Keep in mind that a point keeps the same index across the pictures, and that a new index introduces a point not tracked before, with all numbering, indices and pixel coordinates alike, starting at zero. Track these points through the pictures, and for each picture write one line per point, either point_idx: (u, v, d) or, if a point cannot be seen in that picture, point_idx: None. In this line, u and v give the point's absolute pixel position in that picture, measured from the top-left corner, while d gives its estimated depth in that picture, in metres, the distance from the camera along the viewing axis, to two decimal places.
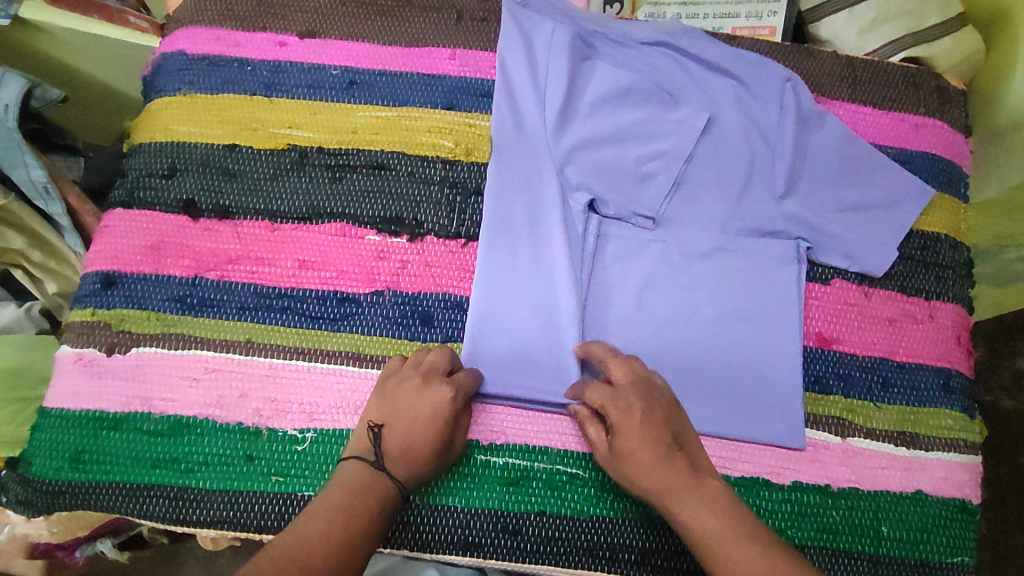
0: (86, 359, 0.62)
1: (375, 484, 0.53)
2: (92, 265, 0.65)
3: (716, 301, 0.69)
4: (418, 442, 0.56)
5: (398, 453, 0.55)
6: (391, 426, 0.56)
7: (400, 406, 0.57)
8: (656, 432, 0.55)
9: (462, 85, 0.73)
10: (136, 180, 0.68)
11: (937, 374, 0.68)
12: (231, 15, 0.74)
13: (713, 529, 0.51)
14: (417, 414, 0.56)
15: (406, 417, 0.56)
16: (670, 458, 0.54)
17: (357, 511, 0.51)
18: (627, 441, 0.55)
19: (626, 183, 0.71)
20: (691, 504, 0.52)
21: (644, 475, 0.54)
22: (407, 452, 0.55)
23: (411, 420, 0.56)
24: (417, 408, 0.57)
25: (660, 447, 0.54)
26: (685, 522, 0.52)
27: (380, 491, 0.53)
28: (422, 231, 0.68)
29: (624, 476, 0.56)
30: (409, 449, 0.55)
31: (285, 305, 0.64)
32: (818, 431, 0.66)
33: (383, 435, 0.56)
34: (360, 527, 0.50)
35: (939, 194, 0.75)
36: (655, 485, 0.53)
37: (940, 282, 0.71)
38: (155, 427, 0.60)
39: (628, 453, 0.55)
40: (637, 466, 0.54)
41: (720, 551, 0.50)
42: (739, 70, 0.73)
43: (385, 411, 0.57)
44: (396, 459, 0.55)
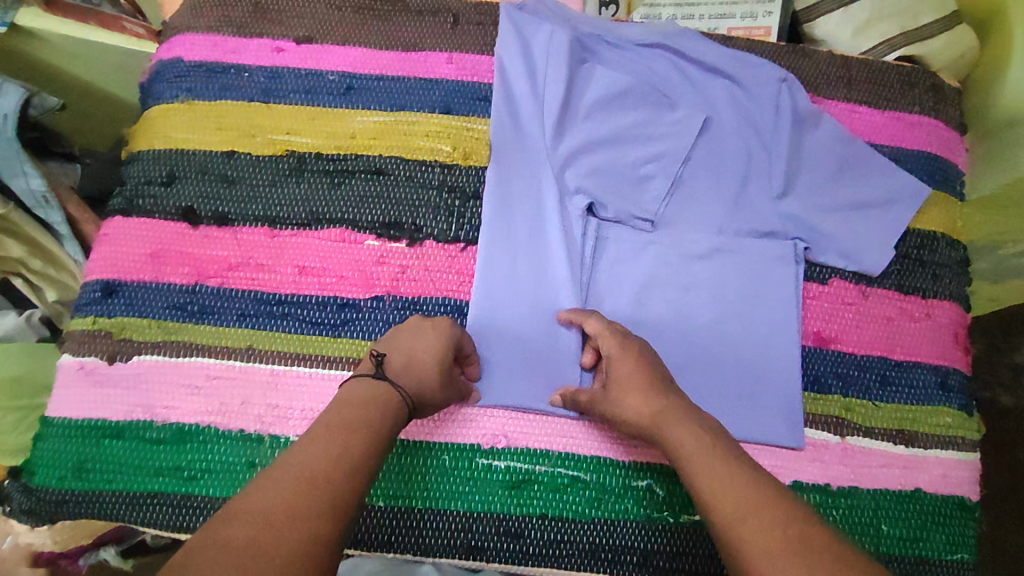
0: (88, 369, 0.61)
1: (376, 399, 0.52)
2: (92, 273, 0.65)
3: (714, 302, 0.69)
4: (419, 359, 0.56)
5: (399, 370, 0.55)
6: (392, 353, 0.57)
7: (401, 338, 0.58)
8: (646, 359, 0.58)
9: (459, 89, 0.73)
10: (134, 188, 0.67)
11: (934, 373, 0.69)
12: (228, 21, 0.74)
13: (693, 441, 0.51)
14: (417, 338, 0.58)
15: (407, 342, 0.57)
16: (662, 384, 0.56)
17: (355, 427, 0.50)
18: (621, 366, 0.58)
19: (624, 185, 0.71)
20: (677, 424, 0.53)
21: (633, 394, 0.56)
22: (409, 368, 0.55)
23: (412, 345, 0.57)
24: (418, 335, 0.58)
25: (651, 372, 0.57)
26: (670, 439, 0.52)
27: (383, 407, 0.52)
28: (421, 236, 0.68)
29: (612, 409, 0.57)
30: (410, 364, 0.56)
31: (285, 312, 0.64)
32: (817, 431, 0.66)
33: (384, 360, 0.56)
34: (366, 456, 0.48)
35: (934, 192, 0.75)
36: (643, 402, 0.55)
37: (936, 280, 0.72)
38: (158, 435, 0.60)
39: (622, 378, 0.57)
40: (630, 387, 0.56)
41: (697, 462, 0.50)
42: (733, 71, 0.74)
43: (386, 343, 0.58)
44: (397, 375, 0.55)
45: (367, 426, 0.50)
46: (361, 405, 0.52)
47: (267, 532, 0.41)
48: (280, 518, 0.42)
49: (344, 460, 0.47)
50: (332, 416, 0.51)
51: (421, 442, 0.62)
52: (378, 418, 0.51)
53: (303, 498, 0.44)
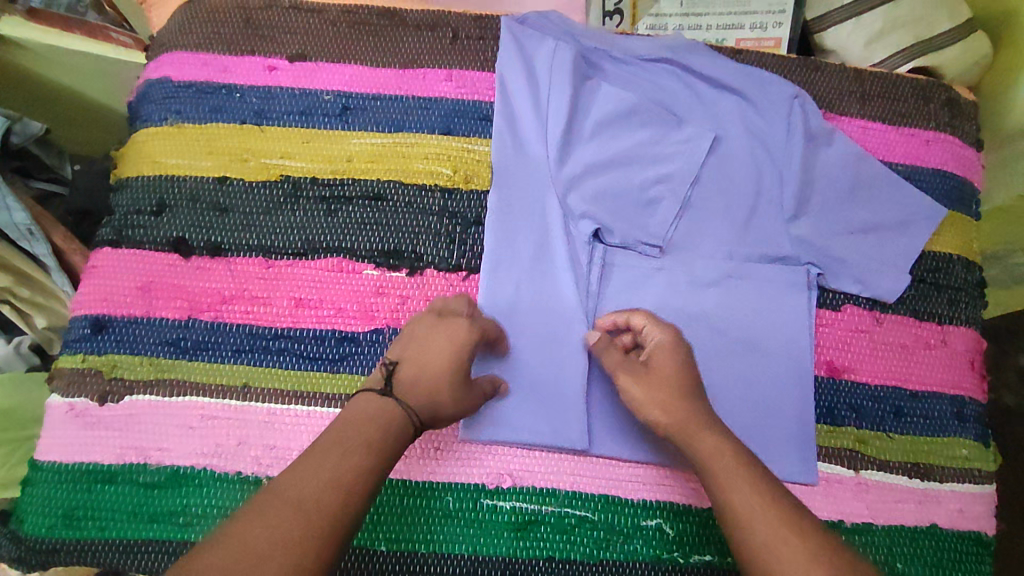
0: (77, 410, 0.59)
1: (374, 415, 0.51)
2: (80, 308, 0.62)
3: (724, 331, 0.67)
4: (427, 372, 0.54)
5: (408, 384, 0.53)
6: (402, 361, 0.54)
7: (412, 342, 0.55)
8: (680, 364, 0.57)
9: (459, 108, 0.71)
10: (123, 217, 0.65)
11: (950, 402, 0.67)
12: (217, 38, 0.71)
13: (717, 457, 0.52)
14: (428, 348, 0.55)
15: (417, 350, 0.55)
16: (694, 391, 0.56)
17: (354, 448, 0.48)
18: (661, 360, 0.58)
19: (632, 209, 0.69)
20: (703, 438, 0.53)
21: (671, 390, 0.56)
22: (417, 381, 0.53)
23: (422, 352, 0.55)
24: (428, 341, 0.55)
25: (687, 377, 0.57)
26: (696, 453, 0.53)
27: (384, 424, 0.51)
28: (421, 265, 0.65)
29: (638, 393, 0.57)
30: (420, 377, 0.53)
31: (281, 347, 0.62)
32: (831, 465, 0.64)
33: (394, 371, 0.54)
34: (360, 480, 0.47)
35: (950, 213, 0.72)
36: (673, 404, 0.55)
37: (953, 305, 0.70)
38: (152, 479, 0.58)
39: (653, 379, 0.57)
40: (662, 386, 0.56)
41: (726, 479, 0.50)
42: (745, 87, 0.71)
43: (398, 348, 0.56)
44: (405, 390, 0.53)
45: (361, 446, 0.49)
46: (363, 422, 0.50)
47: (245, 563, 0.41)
48: (261, 549, 0.42)
49: (334, 485, 0.46)
50: (335, 432, 0.50)
51: (423, 482, 0.60)
52: (379, 438, 0.50)
53: (286, 527, 0.43)
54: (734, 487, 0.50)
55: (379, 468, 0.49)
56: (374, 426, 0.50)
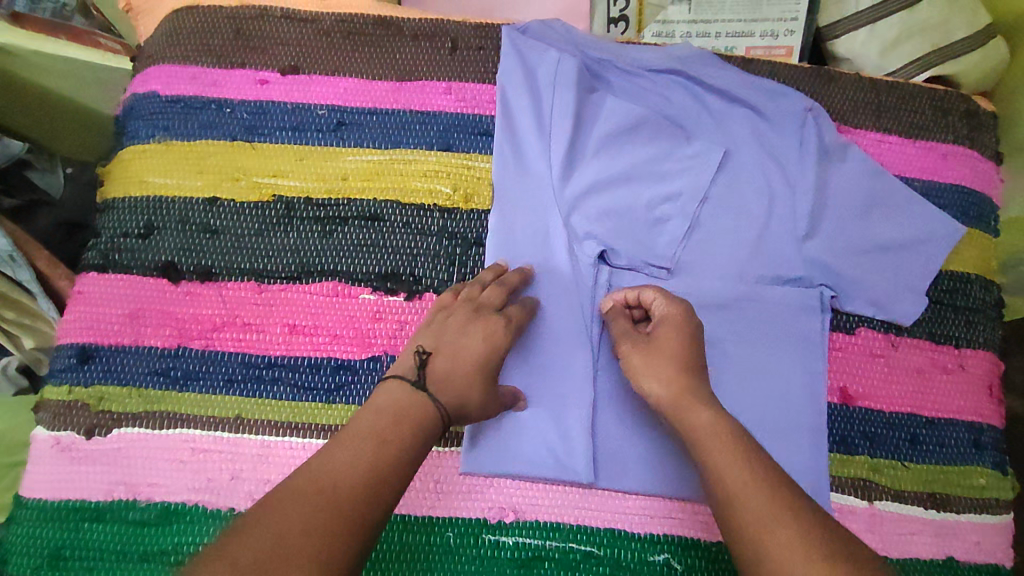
0: (64, 444, 0.57)
1: (409, 410, 0.49)
2: (66, 336, 0.60)
3: (734, 356, 0.65)
4: (464, 370, 0.53)
5: (443, 377, 0.52)
6: (437, 352, 0.53)
7: (449, 333, 0.55)
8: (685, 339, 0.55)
9: (458, 123, 0.68)
10: (109, 240, 0.62)
11: (967, 429, 0.65)
12: (205, 50, 0.68)
13: (707, 431, 0.50)
14: (466, 344, 0.54)
15: (454, 344, 0.54)
16: (696, 367, 0.54)
17: (387, 443, 0.47)
18: (664, 333, 0.56)
19: (638, 228, 0.66)
20: (695, 410, 0.51)
21: (669, 362, 0.54)
22: (452, 375, 0.52)
23: (458, 347, 0.54)
24: (466, 337, 0.55)
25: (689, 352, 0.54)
26: (689, 427, 0.51)
27: (419, 421, 0.49)
28: (420, 288, 0.63)
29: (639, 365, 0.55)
30: (456, 374, 0.53)
31: (275, 376, 0.60)
32: (844, 495, 0.62)
33: (429, 360, 0.53)
34: (391, 476, 0.46)
35: (969, 231, 0.70)
36: (668, 376, 0.53)
37: (970, 327, 0.67)
38: (142, 516, 0.56)
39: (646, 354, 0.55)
40: (662, 358, 0.54)
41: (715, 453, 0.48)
42: (757, 100, 0.69)
43: (431, 337, 0.55)
44: (438, 382, 0.52)
45: (396, 444, 0.47)
46: (394, 416, 0.49)
47: (274, 553, 0.39)
48: (296, 540, 0.39)
49: (367, 478, 0.45)
50: (366, 425, 0.48)
51: (424, 517, 0.58)
52: (412, 435, 0.48)
53: (317, 517, 0.41)
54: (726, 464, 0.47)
55: (408, 464, 0.47)
56: (406, 422, 0.49)
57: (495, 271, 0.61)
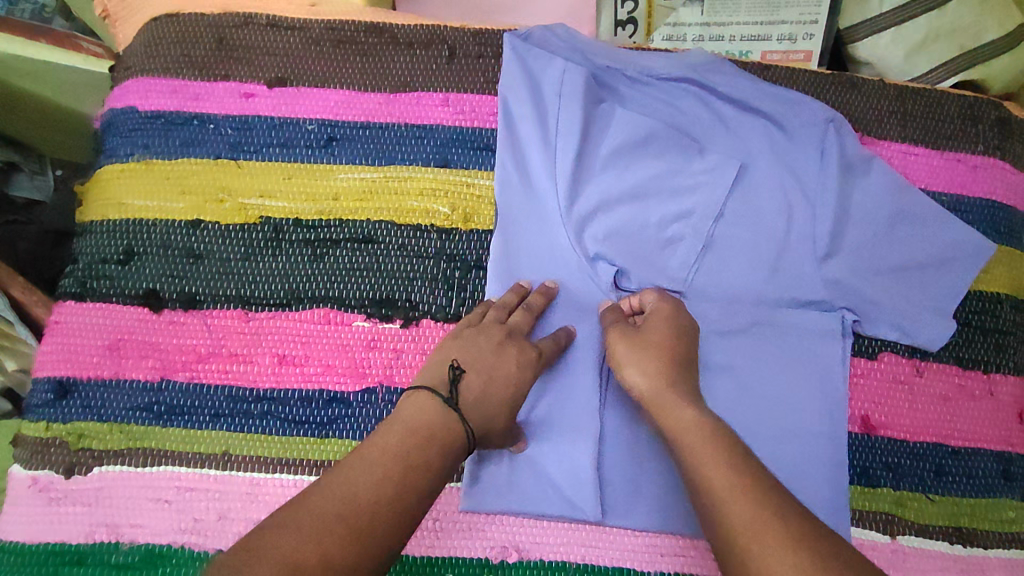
0: (41, 484, 0.55)
1: (438, 431, 0.47)
2: (44, 369, 0.57)
3: (749, 383, 0.61)
4: (494, 396, 0.51)
5: (475, 398, 0.50)
6: (471, 371, 0.51)
7: (483, 351, 0.53)
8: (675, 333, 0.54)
9: (456, 137, 0.64)
10: (88, 267, 0.59)
11: (996, 460, 0.61)
12: (187, 62, 0.64)
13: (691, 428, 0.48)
14: (500, 369, 0.52)
15: (487, 365, 0.52)
16: (683, 361, 0.53)
17: (416, 465, 0.45)
18: (654, 325, 0.55)
19: (648, 248, 0.63)
20: (677, 410, 0.49)
21: (659, 352, 0.53)
22: (482, 397, 0.50)
23: (492, 369, 0.52)
24: (500, 360, 0.53)
25: (677, 349, 0.53)
26: (669, 426, 0.49)
27: (447, 441, 0.47)
28: (417, 314, 0.60)
29: (630, 359, 0.53)
30: (486, 398, 0.51)
31: (264, 410, 0.57)
32: (865, 530, 0.59)
33: (462, 377, 0.51)
34: (414, 501, 0.44)
35: (999, 248, 0.66)
36: (653, 369, 0.52)
37: (1000, 351, 0.64)
38: (125, 559, 0.53)
39: (636, 351, 0.53)
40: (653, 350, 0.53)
41: (700, 453, 0.46)
42: (774, 110, 0.65)
43: (463, 354, 0.52)
44: (469, 403, 0.50)
45: (422, 467, 0.45)
46: (424, 436, 0.47)
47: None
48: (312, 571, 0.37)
49: (391, 503, 0.43)
50: (393, 441, 0.46)
51: (423, 557, 0.55)
52: (440, 459, 0.46)
53: (336, 543, 0.39)
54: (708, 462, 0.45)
55: (431, 490, 0.45)
56: (434, 443, 0.47)
57: (518, 292, 0.59)
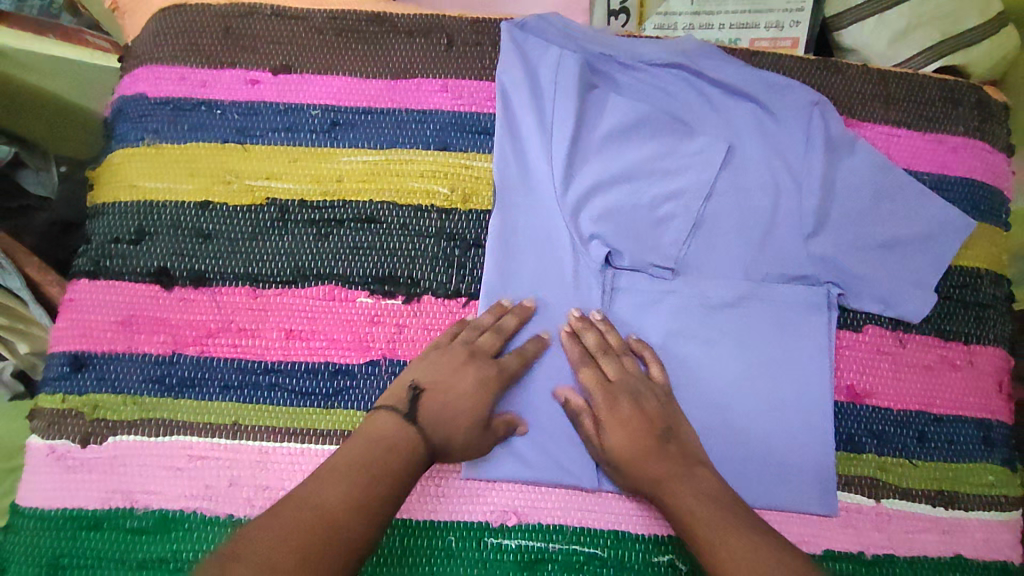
0: (58, 453, 0.57)
1: (402, 444, 0.51)
2: (59, 345, 0.60)
3: (739, 355, 0.64)
4: (455, 410, 0.55)
5: (433, 415, 0.54)
6: (430, 390, 0.55)
7: (443, 372, 0.56)
8: (640, 403, 0.57)
9: (455, 121, 0.67)
10: (101, 246, 0.62)
11: (977, 427, 0.64)
12: (195, 50, 0.66)
13: (691, 506, 0.51)
14: (459, 386, 0.55)
15: (444, 382, 0.55)
16: (655, 433, 0.56)
17: (381, 472, 0.49)
18: (619, 402, 0.57)
19: (641, 227, 0.65)
20: (678, 491, 0.52)
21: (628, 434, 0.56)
22: (442, 415, 0.54)
23: (451, 387, 0.55)
24: (459, 380, 0.56)
25: (648, 422, 0.56)
26: (674, 508, 0.52)
27: (410, 453, 0.51)
28: (418, 291, 0.62)
29: (616, 441, 0.56)
30: (446, 414, 0.54)
31: (272, 382, 0.59)
32: (850, 494, 0.61)
33: (421, 397, 0.54)
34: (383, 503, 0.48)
35: (979, 225, 0.69)
36: (637, 456, 0.55)
37: (981, 323, 0.66)
38: (140, 524, 0.55)
39: (619, 431, 0.56)
40: (633, 426, 0.56)
41: (707, 529, 0.50)
42: (761, 93, 0.67)
43: (427, 373, 0.56)
44: (427, 421, 0.53)
45: (388, 476, 0.49)
46: (387, 447, 0.51)
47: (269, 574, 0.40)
48: (289, 565, 0.41)
49: (363, 506, 0.47)
50: (358, 452, 0.50)
51: (426, 521, 0.58)
52: (404, 467, 0.50)
53: (310, 542, 0.43)
54: (717, 540, 0.49)
55: (397, 495, 0.49)
56: (398, 454, 0.51)
57: (496, 311, 0.61)
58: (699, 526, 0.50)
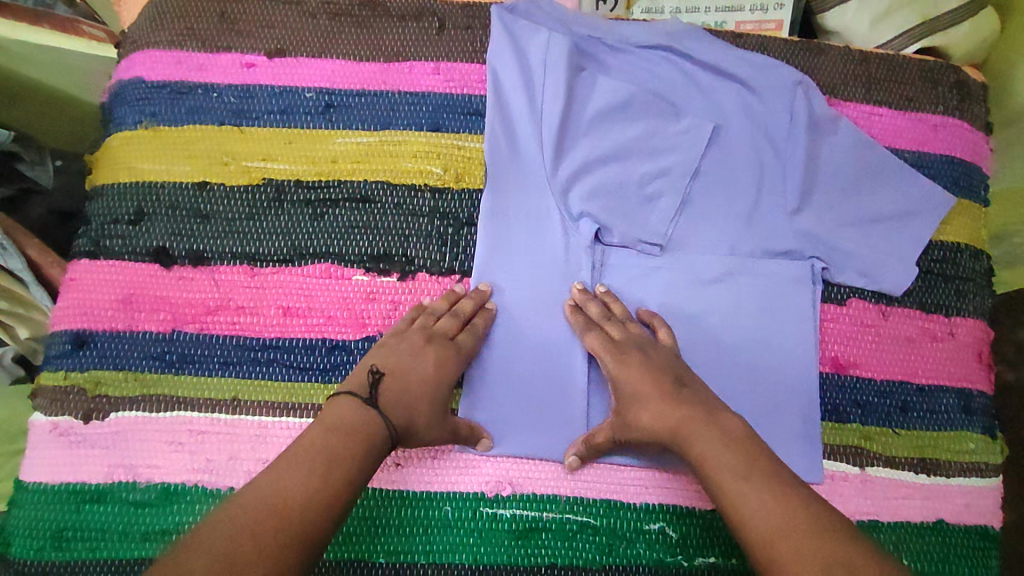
0: (62, 429, 0.58)
1: (358, 426, 0.51)
2: (61, 323, 0.61)
3: (726, 328, 0.65)
4: (415, 392, 0.55)
5: (392, 398, 0.54)
6: (391, 372, 0.55)
7: (403, 354, 0.57)
8: (651, 358, 0.58)
9: (447, 103, 0.68)
10: (101, 227, 0.63)
11: (957, 396, 0.66)
12: (191, 35, 0.67)
13: (712, 456, 0.51)
14: (417, 369, 0.56)
15: (402, 366, 0.56)
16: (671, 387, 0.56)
17: (336, 458, 0.49)
18: (628, 357, 0.58)
19: (630, 205, 0.67)
20: (699, 439, 0.52)
21: (643, 387, 0.56)
22: (401, 397, 0.54)
23: (410, 370, 0.56)
24: (418, 363, 0.56)
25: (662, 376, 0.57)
26: (695, 456, 0.52)
27: (367, 436, 0.51)
28: (412, 268, 0.63)
29: (630, 391, 0.57)
30: (408, 397, 0.54)
31: (270, 358, 0.60)
32: (836, 462, 0.63)
33: (382, 381, 0.54)
34: (340, 489, 0.48)
35: (959, 201, 0.71)
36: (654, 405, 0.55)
37: (960, 296, 0.68)
38: (143, 497, 0.56)
39: (635, 383, 0.57)
40: (647, 379, 0.57)
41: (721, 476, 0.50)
42: (746, 74, 0.69)
43: (384, 357, 0.56)
44: (389, 404, 0.53)
45: (345, 457, 0.49)
46: (343, 432, 0.50)
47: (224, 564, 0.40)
48: (244, 553, 0.41)
49: (320, 491, 0.47)
50: (313, 438, 0.50)
51: (421, 493, 0.59)
52: (362, 450, 0.50)
53: (266, 530, 0.43)
54: (736, 488, 0.49)
55: (357, 479, 0.49)
56: (356, 438, 0.50)
57: (450, 296, 0.61)
58: (717, 474, 0.50)
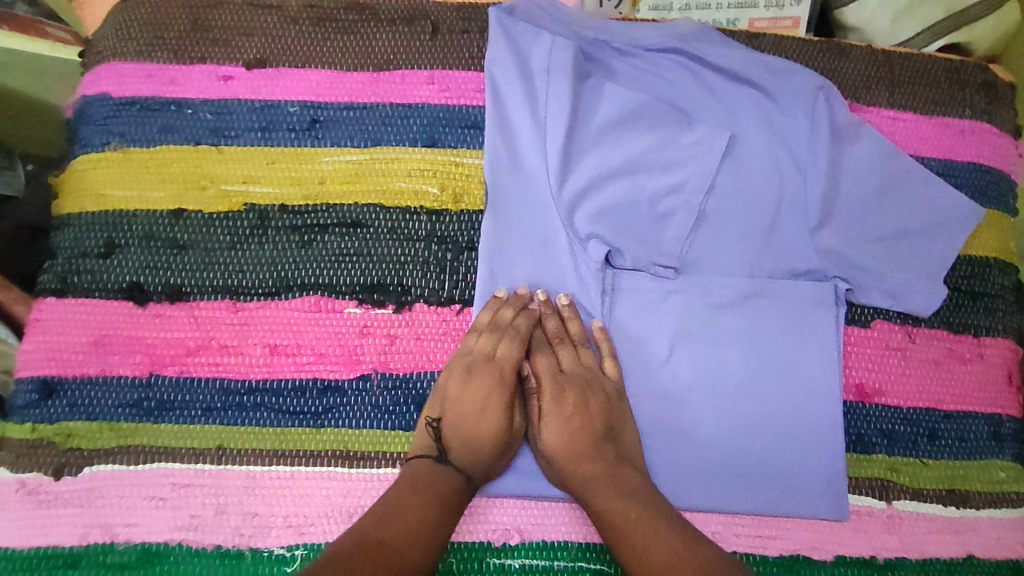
0: (30, 487, 0.53)
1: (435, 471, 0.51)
2: (27, 368, 0.56)
3: (746, 356, 0.61)
4: (473, 420, 0.54)
5: (457, 435, 0.53)
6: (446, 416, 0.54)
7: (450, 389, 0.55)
8: (589, 394, 0.56)
9: (444, 115, 0.63)
10: (67, 261, 0.57)
11: (986, 422, 0.63)
12: (161, 44, 0.61)
13: (623, 505, 0.51)
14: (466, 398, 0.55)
15: (455, 402, 0.55)
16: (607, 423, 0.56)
17: (423, 498, 0.49)
18: (570, 390, 0.56)
19: (642, 225, 0.62)
20: (601, 489, 0.52)
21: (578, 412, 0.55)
22: (463, 432, 0.53)
23: (463, 401, 0.55)
24: (468, 391, 0.55)
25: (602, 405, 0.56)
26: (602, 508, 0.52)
27: (446, 480, 0.51)
28: (409, 299, 0.58)
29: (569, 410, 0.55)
30: (468, 430, 0.54)
31: (257, 402, 0.56)
32: (860, 497, 0.60)
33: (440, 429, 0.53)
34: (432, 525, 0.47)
35: (987, 212, 0.66)
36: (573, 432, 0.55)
37: (989, 314, 0.65)
38: (121, 559, 0.52)
39: (572, 419, 0.55)
40: (586, 419, 0.55)
41: (626, 524, 0.50)
42: (765, 79, 0.64)
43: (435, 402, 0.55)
44: (459, 444, 0.53)
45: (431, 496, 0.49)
46: (422, 479, 0.50)
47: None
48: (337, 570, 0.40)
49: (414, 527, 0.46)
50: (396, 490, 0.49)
51: None
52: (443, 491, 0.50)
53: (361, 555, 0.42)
54: (646, 534, 0.49)
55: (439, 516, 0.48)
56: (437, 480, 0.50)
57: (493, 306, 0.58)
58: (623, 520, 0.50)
